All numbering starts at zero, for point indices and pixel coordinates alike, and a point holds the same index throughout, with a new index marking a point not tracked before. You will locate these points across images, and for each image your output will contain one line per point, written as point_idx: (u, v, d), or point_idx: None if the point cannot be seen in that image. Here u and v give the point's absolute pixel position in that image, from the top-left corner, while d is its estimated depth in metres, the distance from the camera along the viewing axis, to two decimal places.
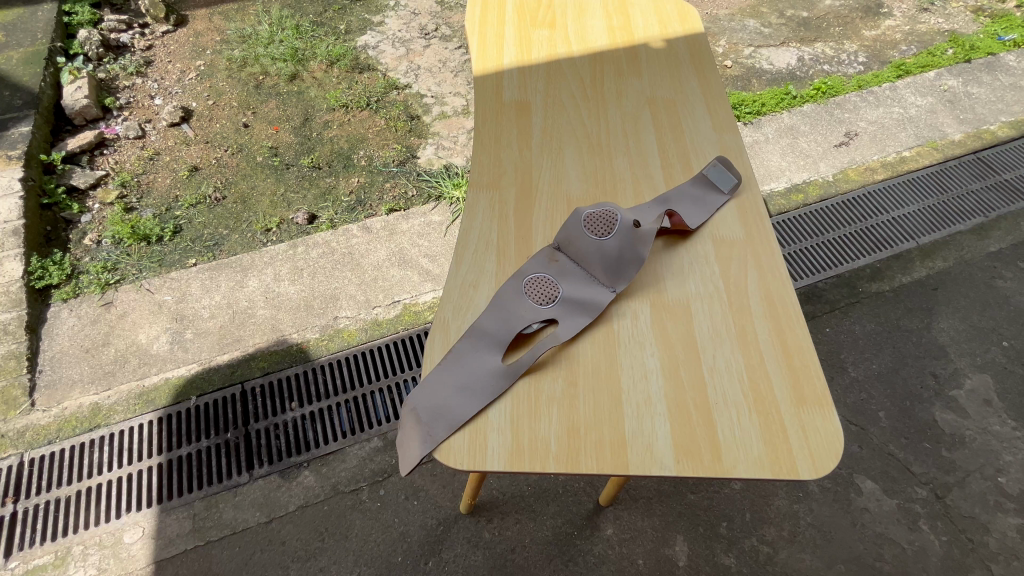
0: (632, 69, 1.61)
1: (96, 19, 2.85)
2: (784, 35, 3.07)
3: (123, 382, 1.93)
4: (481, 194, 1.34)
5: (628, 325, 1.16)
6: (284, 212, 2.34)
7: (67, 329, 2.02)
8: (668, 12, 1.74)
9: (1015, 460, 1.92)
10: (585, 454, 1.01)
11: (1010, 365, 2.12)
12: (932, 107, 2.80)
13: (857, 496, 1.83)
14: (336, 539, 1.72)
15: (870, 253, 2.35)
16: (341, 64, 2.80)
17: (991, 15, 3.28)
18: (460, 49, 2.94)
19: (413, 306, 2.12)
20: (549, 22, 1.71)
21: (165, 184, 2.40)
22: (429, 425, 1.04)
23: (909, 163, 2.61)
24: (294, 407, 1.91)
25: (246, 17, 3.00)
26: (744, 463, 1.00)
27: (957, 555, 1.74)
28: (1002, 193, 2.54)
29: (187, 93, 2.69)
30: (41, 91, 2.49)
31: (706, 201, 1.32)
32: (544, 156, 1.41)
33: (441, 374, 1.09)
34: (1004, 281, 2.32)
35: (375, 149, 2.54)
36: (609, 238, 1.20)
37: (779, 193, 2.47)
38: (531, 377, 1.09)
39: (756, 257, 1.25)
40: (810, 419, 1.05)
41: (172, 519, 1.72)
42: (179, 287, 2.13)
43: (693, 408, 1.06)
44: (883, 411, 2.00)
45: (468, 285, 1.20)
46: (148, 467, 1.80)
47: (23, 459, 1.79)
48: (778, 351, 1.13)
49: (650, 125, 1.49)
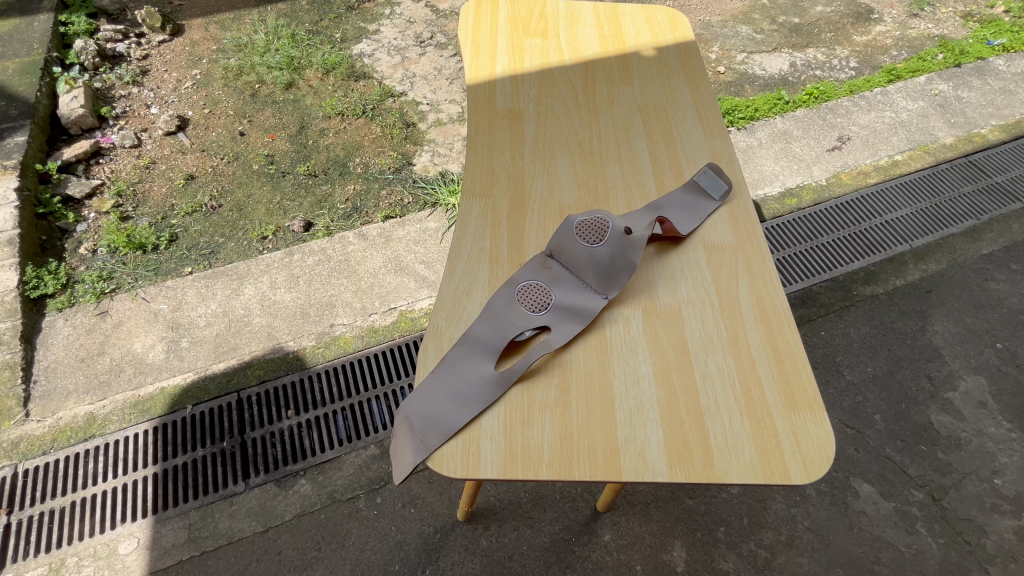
0: (623, 77, 1.62)
1: (92, 29, 2.86)
2: (775, 41, 3.10)
3: (118, 391, 1.92)
4: (474, 203, 1.35)
5: (620, 331, 1.16)
6: (279, 219, 2.35)
7: (61, 339, 2.02)
8: (660, 21, 1.76)
9: (1011, 461, 1.93)
10: (577, 460, 1.01)
11: (1003, 366, 2.13)
12: (923, 111, 2.83)
13: (853, 499, 1.83)
14: (333, 548, 1.71)
15: (864, 257, 2.36)
16: (336, 72, 2.81)
17: (980, 20, 3.31)
18: (454, 57, 2.96)
19: (410, 313, 2.12)
20: (541, 31, 1.73)
21: (161, 193, 2.40)
22: (422, 432, 1.04)
23: (901, 167, 2.63)
24: (290, 415, 1.91)
25: (242, 26, 3.01)
26: (736, 469, 1.01)
27: (955, 557, 1.75)
28: (993, 196, 2.57)
29: (183, 101, 2.70)
30: (36, 101, 2.49)
31: (696, 208, 1.33)
32: (536, 164, 1.42)
33: (434, 382, 1.09)
34: (997, 283, 2.34)
35: (371, 157, 2.54)
36: (601, 245, 1.20)
37: (772, 198, 2.48)
38: (524, 384, 1.09)
39: (747, 263, 1.26)
40: (802, 425, 1.06)
41: (167, 530, 1.72)
42: (175, 296, 2.13)
43: (686, 413, 1.07)
44: (878, 414, 2.01)
45: (462, 293, 1.21)
46: (143, 477, 1.79)
47: (17, 470, 1.78)
48: (769, 356, 1.14)
49: (642, 132, 1.50)
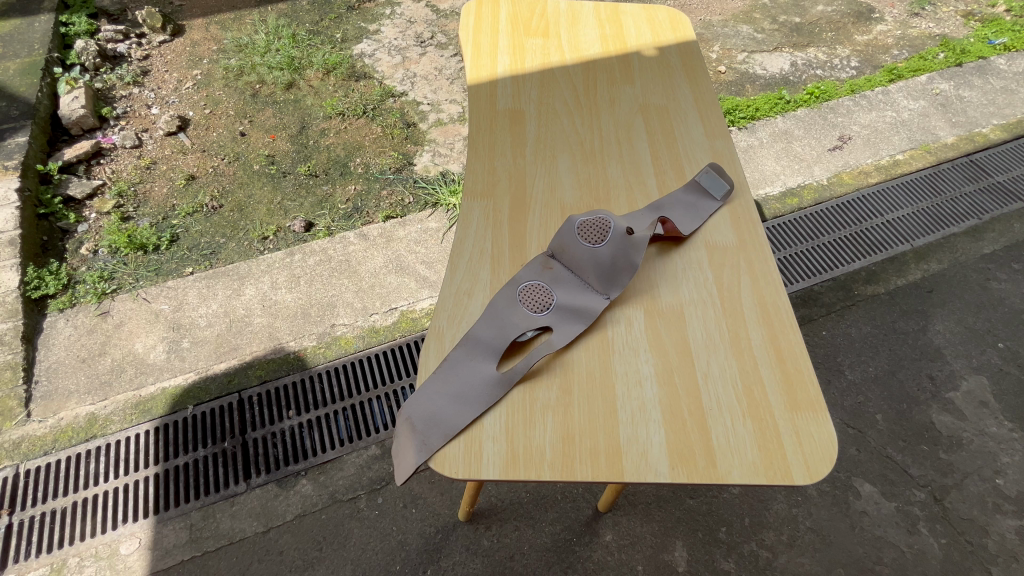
0: (624, 77, 1.62)
1: (93, 29, 2.86)
2: (776, 40, 3.10)
3: (119, 392, 1.92)
4: (475, 203, 1.35)
5: (622, 331, 1.16)
6: (280, 220, 2.35)
7: (62, 339, 2.02)
8: (660, 20, 1.76)
9: (1012, 461, 1.92)
10: (579, 461, 1.01)
11: (1005, 366, 2.13)
12: (924, 110, 2.82)
13: (855, 499, 1.83)
14: (334, 548, 1.71)
15: (864, 256, 2.36)
16: (337, 72, 2.82)
17: (981, 19, 3.31)
18: (455, 57, 2.96)
19: (411, 314, 2.12)
20: (542, 31, 1.72)
21: (162, 193, 2.40)
22: (424, 433, 1.04)
23: (902, 167, 2.62)
24: (292, 415, 1.91)
25: (242, 27, 3.01)
26: (738, 470, 1.01)
27: (956, 557, 1.75)
28: (995, 195, 2.56)
29: (184, 102, 2.70)
30: (37, 101, 2.49)
31: (698, 208, 1.33)
32: (537, 164, 1.42)
33: (436, 383, 1.09)
34: (998, 283, 2.34)
35: (372, 156, 2.54)
36: (603, 245, 1.20)
37: (773, 198, 2.48)
38: (526, 384, 1.09)
39: (749, 263, 1.26)
40: (804, 425, 1.05)
41: (169, 530, 1.72)
42: (176, 296, 2.13)
43: (688, 414, 1.06)
44: (880, 413, 2.00)
45: (463, 293, 1.21)
46: (144, 477, 1.79)
47: (18, 470, 1.78)
48: (771, 356, 1.13)
49: (643, 132, 1.50)
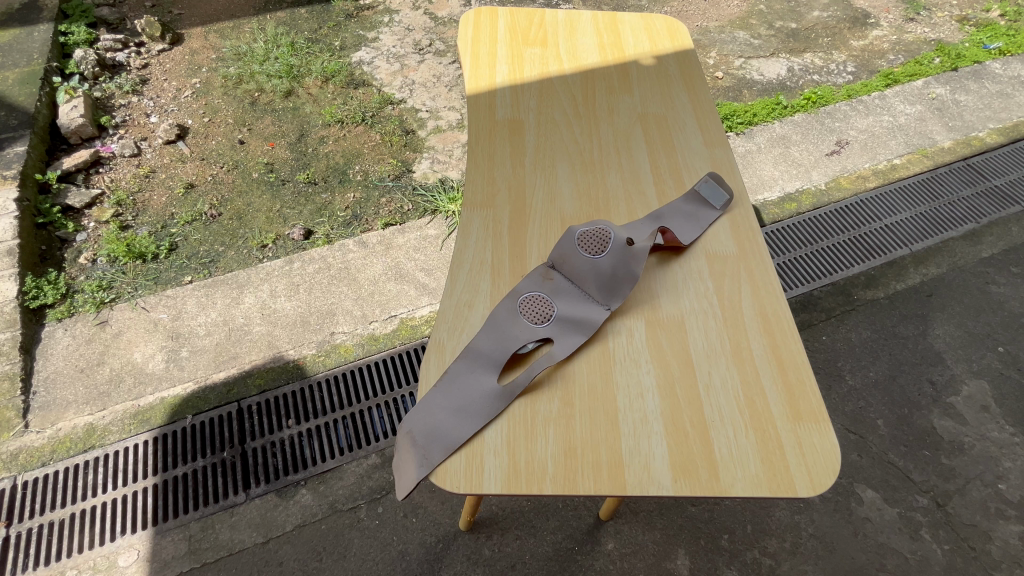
0: (622, 86, 1.62)
1: (91, 38, 2.86)
2: (773, 46, 3.11)
3: (117, 402, 1.91)
4: (474, 213, 1.35)
5: (623, 343, 1.16)
6: (279, 228, 2.34)
7: (61, 349, 2.01)
8: (658, 29, 1.77)
9: (1014, 466, 1.92)
10: (581, 473, 1.01)
11: (1006, 370, 2.13)
12: (920, 115, 2.83)
13: (857, 506, 1.82)
14: (335, 559, 1.70)
15: (864, 260, 2.36)
16: (335, 80, 2.82)
17: (976, 24, 3.33)
18: (454, 65, 2.96)
19: (410, 321, 2.12)
20: (540, 40, 1.73)
21: (161, 202, 2.40)
22: (425, 447, 1.04)
23: (900, 171, 2.63)
24: (291, 424, 1.90)
25: (241, 35, 3.02)
26: (741, 482, 1.00)
27: (959, 563, 1.74)
28: (992, 199, 2.57)
29: (183, 110, 2.70)
30: (36, 111, 2.48)
31: (698, 217, 1.33)
32: (536, 174, 1.42)
33: (437, 396, 1.09)
34: (998, 287, 2.34)
35: (370, 164, 2.55)
36: (603, 256, 1.20)
37: (772, 203, 2.48)
38: (527, 397, 1.09)
39: (749, 272, 1.26)
40: (805, 435, 1.05)
41: (167, 542, 1.71)
42: (175, 305, 2.12)
43: (690, 426, 1.06)
44: (881, 419, 2.00)
45: (463, 305, 1.21)
46: (143, 487, 1.78)
47: (16, 481, 1.77)
48: (773, 366, 1.13)
49: (641, 141, 1.50)
